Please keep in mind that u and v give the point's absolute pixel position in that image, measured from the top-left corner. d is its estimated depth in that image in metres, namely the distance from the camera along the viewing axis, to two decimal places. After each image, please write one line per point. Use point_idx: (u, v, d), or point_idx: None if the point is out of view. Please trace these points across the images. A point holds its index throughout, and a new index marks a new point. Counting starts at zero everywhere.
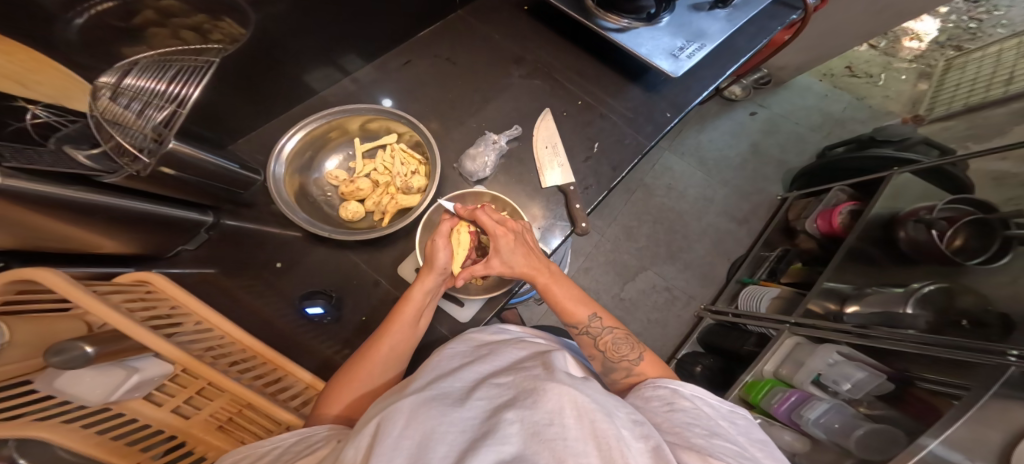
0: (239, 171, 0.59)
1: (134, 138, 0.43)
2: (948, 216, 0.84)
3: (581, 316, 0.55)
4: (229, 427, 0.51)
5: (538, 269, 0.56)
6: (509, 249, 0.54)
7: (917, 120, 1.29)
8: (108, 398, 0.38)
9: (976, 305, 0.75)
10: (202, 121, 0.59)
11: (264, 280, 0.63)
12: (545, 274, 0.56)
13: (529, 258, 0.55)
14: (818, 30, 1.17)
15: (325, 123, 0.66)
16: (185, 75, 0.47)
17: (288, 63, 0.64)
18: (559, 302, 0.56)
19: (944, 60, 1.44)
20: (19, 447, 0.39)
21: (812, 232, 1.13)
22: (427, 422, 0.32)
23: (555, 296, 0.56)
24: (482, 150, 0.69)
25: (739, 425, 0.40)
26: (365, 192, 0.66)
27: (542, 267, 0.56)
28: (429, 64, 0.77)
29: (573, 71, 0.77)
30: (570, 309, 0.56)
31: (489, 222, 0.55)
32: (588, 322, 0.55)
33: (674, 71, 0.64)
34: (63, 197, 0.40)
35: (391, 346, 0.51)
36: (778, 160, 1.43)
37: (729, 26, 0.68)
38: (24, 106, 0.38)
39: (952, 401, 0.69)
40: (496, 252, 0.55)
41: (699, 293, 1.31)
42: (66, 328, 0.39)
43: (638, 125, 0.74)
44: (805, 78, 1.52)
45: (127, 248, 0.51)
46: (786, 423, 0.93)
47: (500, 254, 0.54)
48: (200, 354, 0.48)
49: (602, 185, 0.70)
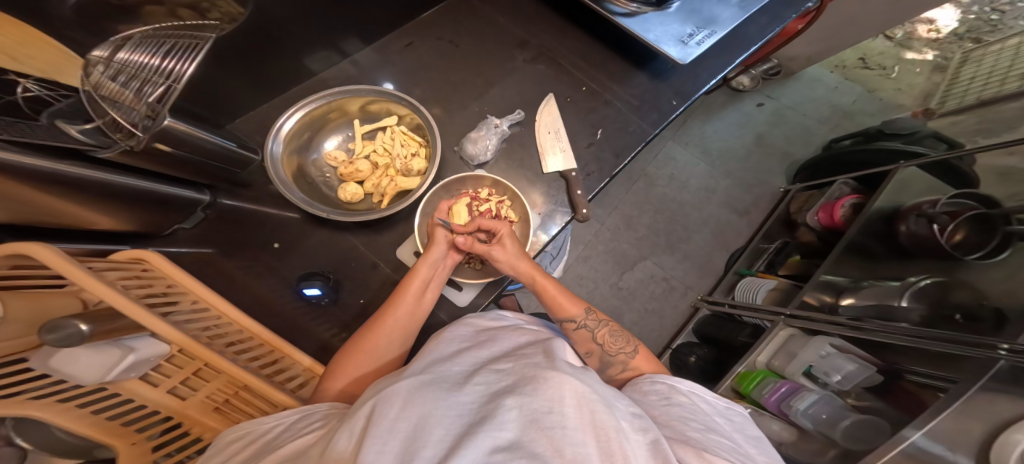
0: (237, 149, 0.58)
1: (126, 113, 0.41)
2: (952, 210, 0.83)
3: (574, 311, 0.56)
4: (225, 409, 0.51)
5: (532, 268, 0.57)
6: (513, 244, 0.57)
7: (928, 114, 1.27)
8: (103, 378, 0.39)
9: (971, 299, 0.76)
10: (199, 100, 0.58)
11: (262, 261, 0.63)
12: (538, 274, 0.57)
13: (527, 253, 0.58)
14: (833, 21, 1.13)
15: (326, 104, 0.64)
16: (180, 51, 0.45)
17: (287, 43, 0.62)
18: (554, 297, 0.57)
19: (962, 53, 1.39)
20: (17, 428, 0.41)
21: (813, 225, 1.13)
22: (425, 405, 0.32)
23: (552, 293, 0.57)
24: (483, 133, 0.67)
25: (735, 421, 0.41)
26: (365, 173, 0.65)
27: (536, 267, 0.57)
28: (431, 47, 0.75)
29: (580, 56, 0.74)
30: (565, 306, 0.56)
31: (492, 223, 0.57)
32: (584, 316, 0.56)
33: (682, 58, 0.62)
34: (54, 171, 0.39)
35: (395, 322, 0.52)
36: (782, 152, 1.41)
37: (742, 12, 0.66)
38: (15, 79, 0.37)
39: (939, 394, 0.70)
40: (498, 245, 0.56)
41: (696, 283, 1.32)
42: (60, 304, 0.39)
43: (643, 113, 0.72)
44: (816, 69, 1.48)
45: (123, 225, 0.51)
46: (775, 413, 0.95)
47: (504, 244, 0.56)
48: (197, 333, 0.48)
49: (604, 172, 0.69)
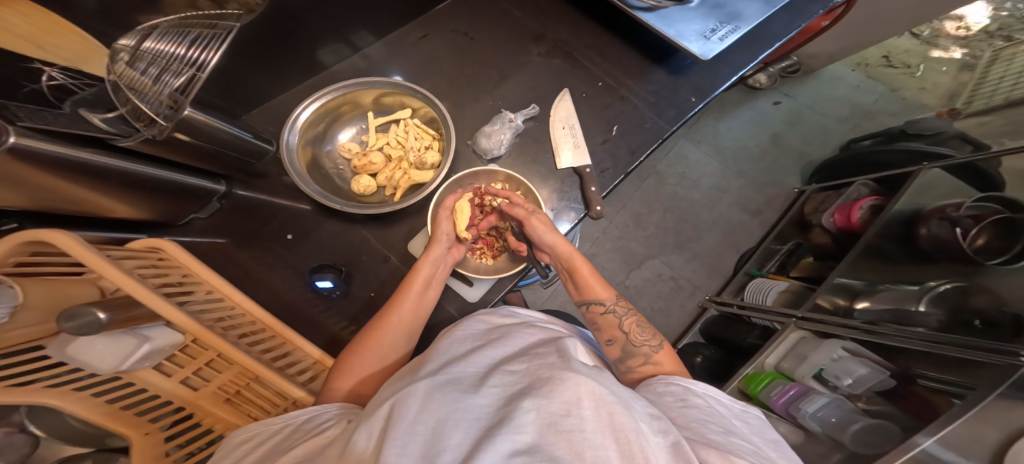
0: (253, 141, 0.58)
1: (150, 103, 0.41)
2: (976, 214, 0.80)
3: (603, 296, 0.57)
4: (236, 400, 0.52)
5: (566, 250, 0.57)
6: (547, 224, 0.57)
7: (953, 114, 1.23)
8: (119, 366, 0.39)
9: (991, 307, 0.74)
10: (215, 91, 0.58)
11: (274, 253, 0.63)
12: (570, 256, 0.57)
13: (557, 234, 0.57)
14: (857, 17, 1.10)
15: (341, 95, 0.64)
16: (206, 40, 0.45)
17: (302, 35, 0.62)
18: (586, 279, 0.58)
19: (992, 51, 1.34)
20: (29, 414, 0.42)
21: (828, 226, 1.11)
22: (442, 407, 0.32)
23: (583, 275, 0.58)
24: (498, 128, 0.67)
25: (753, 424, 0.40)
26: (378, 166, 0.65)
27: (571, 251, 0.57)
28: (445, 40, 0.73)
29: (596, 51, 0.73)
30: (595, 289, 0.57)
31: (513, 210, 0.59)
32: (614, 301, 0.56)
33: (704, 54, 0.61)
34: (77, 159, 0.39)
35: (399, 319, 0.52)
36: (798, 152, 1.39)
37: (767, 7, 0.64)
38: (41, 67, 0.38)
39: (954, 400, 0.69)
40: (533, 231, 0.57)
41: (705, 284, 1.31)
42: (80, 292, 0.39)
43: (660, 109, 0.71)
44: (837, 67, 1.44)
45: (140, 214, 0.51)
46: (783, 415, 0.94)
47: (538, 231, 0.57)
48: (211, 324, 0.49)
49: (619, 169, 0.68)
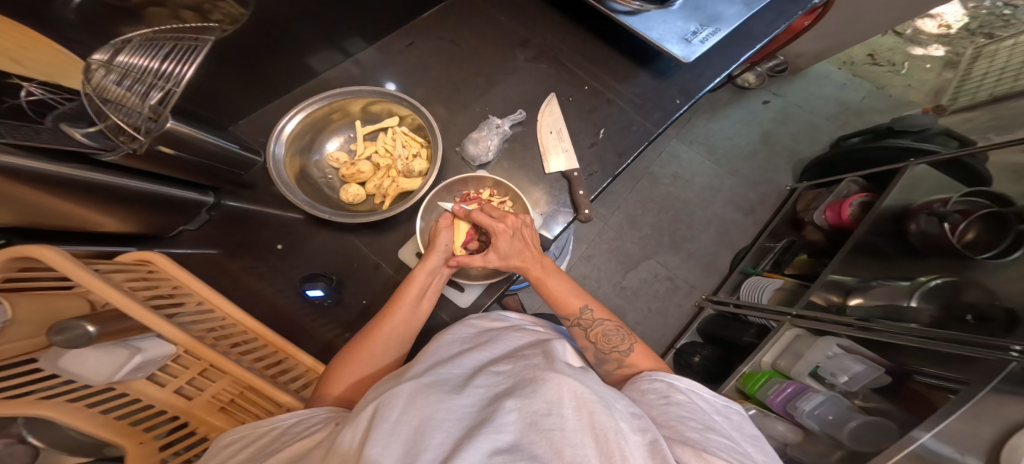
0: (239, 151, 0.58)
1: (130, 116, 0.42)
2: (963, 209, 0.81)
3: (574, 307, 0.56)
4: (230, 408, 0.52)
5: (531, 262, 0.57)
6: (506, 246, 0.55)
7: (939, 111, 1.24)
8: (112, 377, 0.39)
9: (983, 300, 0.75)
10: (201, 102, 0.58)
11: (265, 262, 0.63)
12: (537, 267, 0.57)
13: (524, 251, 0.56)
14: (841, 16, 1.11)
15: (327, 105, 0.65)
16: (181, 54, 0.47)
17: (289, 44, 0.62)
18: (554, 295, 0.57)
19: (974, 48, 1.36)
20: (28, 424, 0.43)
21: (821, 224, 1.11)
22: (426, 408, 0.32)
23: (549, 290, 0.57)
24: (485, 134, 0.67)
25: (733, 420, 0.41)
26: (367, 174, 0.65)
27: (534, 261, 0.57)
28: (432, 47, 0.74)
29: (582, 55, 0.74)
30: (563, 301, 0.57)
31: (487, 221, 0.56)
32: (581, 313, 0.56)
33: (686, 57, 0.62)
34: (60, 175, 0.39)
35: (393, 328, 0.52)
36: (789, 150, 1.40)
37: (746, 10, 0.65)
38: (18, 83, 0.38)
39: (948, 395, 0.70)
40: (491, 249, 0.56)
41: (701, 283, 1.31)
42: (69, 306, 0.40)
43: (647, 112, 0.72)
44: (824, 66, 1.46)
45: (127, 227, 0.52)
46: (781, 413, 0.94)
47: (498, 248, 0.55)
48: (201, 335, 0.49)
49: (607, 171, 0.69)
